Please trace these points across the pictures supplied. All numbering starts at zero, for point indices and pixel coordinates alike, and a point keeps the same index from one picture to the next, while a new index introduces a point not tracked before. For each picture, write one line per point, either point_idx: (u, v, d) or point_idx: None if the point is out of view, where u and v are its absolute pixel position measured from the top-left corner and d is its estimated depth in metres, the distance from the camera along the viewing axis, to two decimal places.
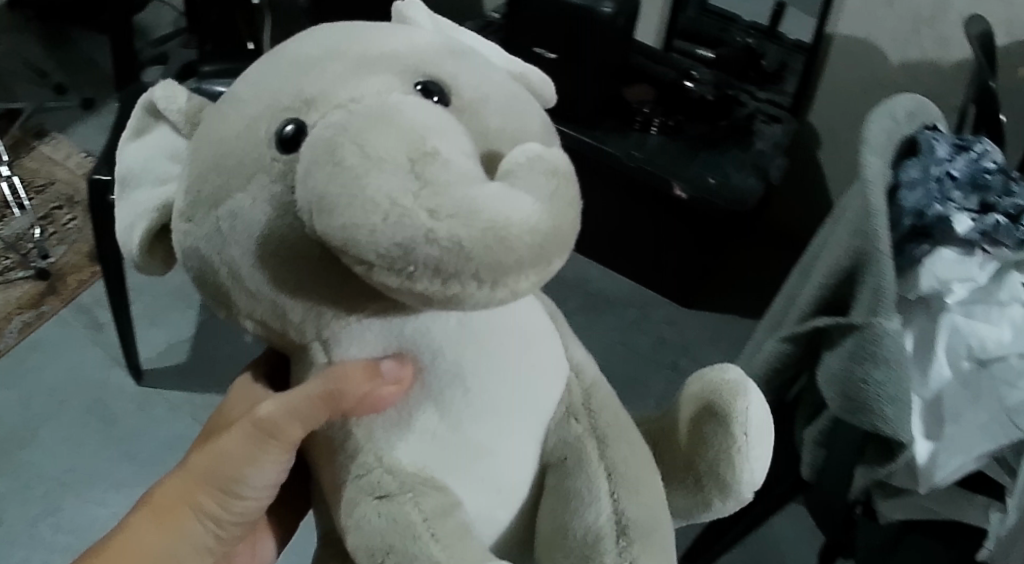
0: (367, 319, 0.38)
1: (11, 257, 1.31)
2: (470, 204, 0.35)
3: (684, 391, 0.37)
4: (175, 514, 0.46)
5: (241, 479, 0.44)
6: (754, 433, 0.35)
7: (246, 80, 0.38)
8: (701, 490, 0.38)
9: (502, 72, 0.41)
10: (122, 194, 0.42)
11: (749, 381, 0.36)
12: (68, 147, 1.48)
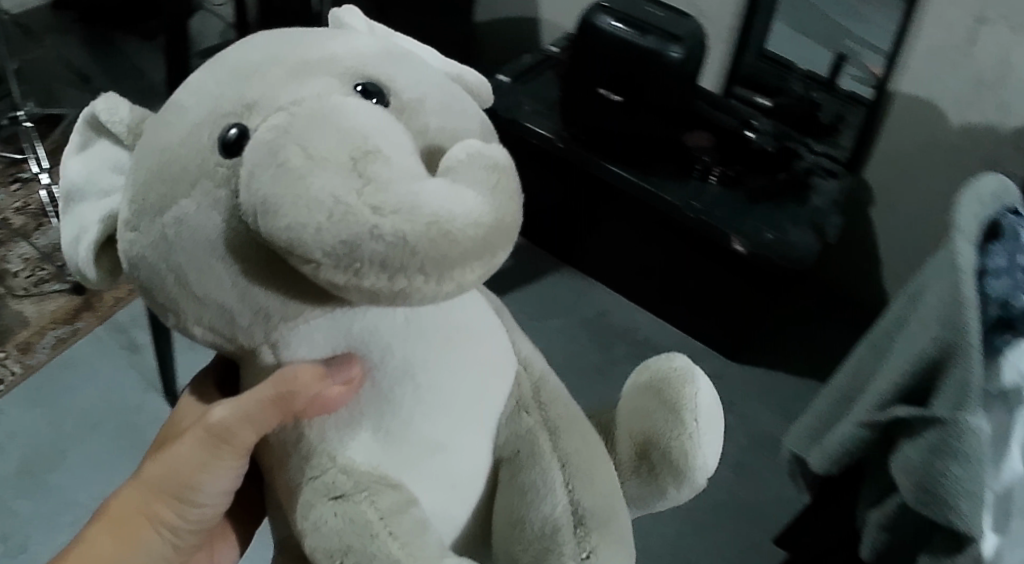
0: (315, 317, 0.38)
1: (47, 269, 1.36)
2: (414, 197, 0.34)
3: (643, 381, 0.47)
4: (128, 527, 0.45)
5: (198, 485, 0.44)
6: (701, 418, 0.44)
7: (196, 88, 0.40)
8: (656, 477, 0.45)
9: (438, 73, 0.42)
10: (71, 206, 0.45)
11: (693, 369, 0.46)
12: None
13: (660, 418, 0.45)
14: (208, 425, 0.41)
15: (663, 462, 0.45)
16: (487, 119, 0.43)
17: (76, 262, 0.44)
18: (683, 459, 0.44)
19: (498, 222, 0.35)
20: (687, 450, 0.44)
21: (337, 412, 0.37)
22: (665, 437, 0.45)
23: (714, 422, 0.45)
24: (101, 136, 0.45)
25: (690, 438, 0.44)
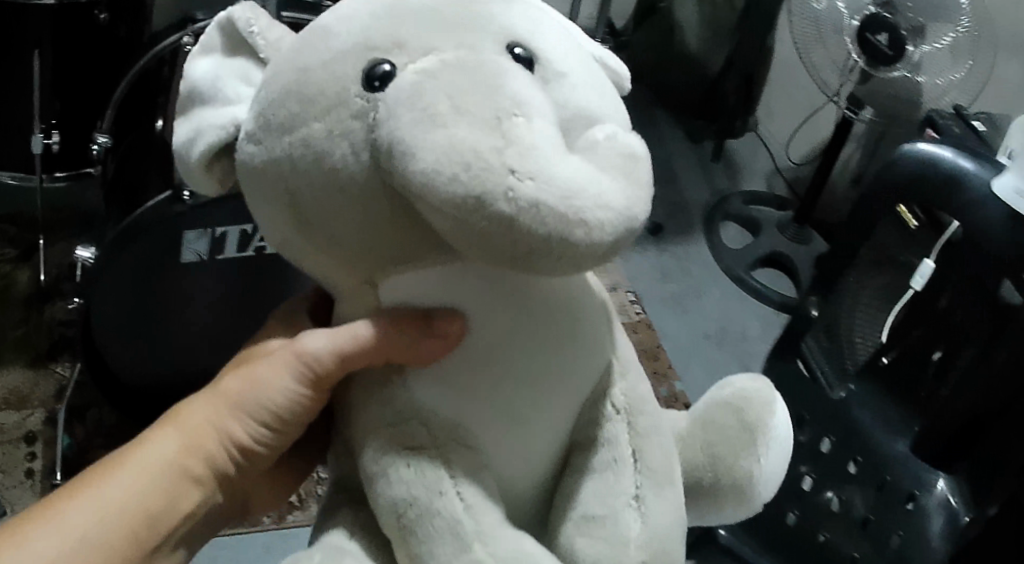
0: (425, 271, 0.38)
1: None
2: (552, 169, 0.33)
3: (722, 396, 0.47)
4: (202, 433, 0.47)
5: (277, 410, 0.46)
6: (774, 445, 0.44)
7: (349, 18, 0.39)
8: (719, 493, 0.45)
9: (586, 56, 0.42)
10: (189, 109, 0.45)
11: (776, 398, 0.46)
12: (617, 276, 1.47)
13: (734, 436, 0.45)
14: (300, 354, 0.44)
15: (724, 475, 0.44)
16: (628, 110, 0.42)
17: (185, 164, 0.44)
18: (746, 478, 0.44)
19: (629, 210, 0.35)
20: (751, 470, 0.44)
21: (433, 365, 0.38)
22: (733, 453, 0.44)
23: (783, 451, 0.46)
24: (232, 47, 0.45)
25: (756, 460, 0.44)
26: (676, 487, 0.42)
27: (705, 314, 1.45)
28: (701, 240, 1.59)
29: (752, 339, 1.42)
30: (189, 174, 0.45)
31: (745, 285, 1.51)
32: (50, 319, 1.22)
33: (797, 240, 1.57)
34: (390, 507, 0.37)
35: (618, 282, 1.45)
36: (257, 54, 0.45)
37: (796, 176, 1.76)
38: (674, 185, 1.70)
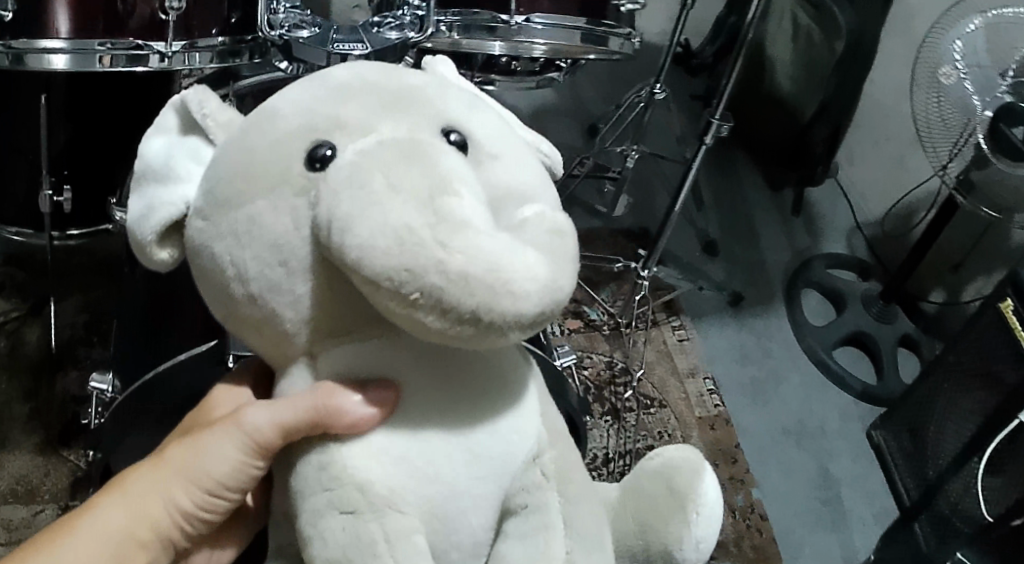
0: (362, 344, 0.41)
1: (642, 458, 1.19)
2: (480, 245, 0.35)
3: (652, 464, 0.49)
4: (142, 500, 0.49)
5: (216, 478, 0.48)
6: (703, 510, 0.46)
7: (295, 101, 0.42)
8: (650, 557, 0.46)
9: (517, 140, 0.46)
10: (142, 185, 0.47)
11: (705, 464, 0.48)
12: (698, 356, 1.34)
13: (663, 503, 0.47)
14: (242, 425, 0.46)
15: (654, 541, 0.46)
16: (557, 191, 0.46)
17: (138, 238, 0.46)
18: (674, 545, 0.46)
19: (555, 283, 0.37)
20: (680, 536, 0.46)
21: (370, 433, 0.40)
22: (663, 520, 0.46)
23: (715, 517, 0.47)
24: (186, 129, 0.48)
25: (686, 527, 0.46)
26: (599, 549, 0.44)
27: (785, 403, 1.32)
28: (784, 314, 1.45)
29: (831, 434, 1.29)
30: (138, 246, 0.47)
31: (827, 371, 1.37)
32: (63, 394, 1.13)
33: (881, 320, 1.43)
34: None
35: (696, 364, 1.33)
36: (209, 136, 0.47)
37: (876, 236, 1.62)
38: (754, 247, 1.58)
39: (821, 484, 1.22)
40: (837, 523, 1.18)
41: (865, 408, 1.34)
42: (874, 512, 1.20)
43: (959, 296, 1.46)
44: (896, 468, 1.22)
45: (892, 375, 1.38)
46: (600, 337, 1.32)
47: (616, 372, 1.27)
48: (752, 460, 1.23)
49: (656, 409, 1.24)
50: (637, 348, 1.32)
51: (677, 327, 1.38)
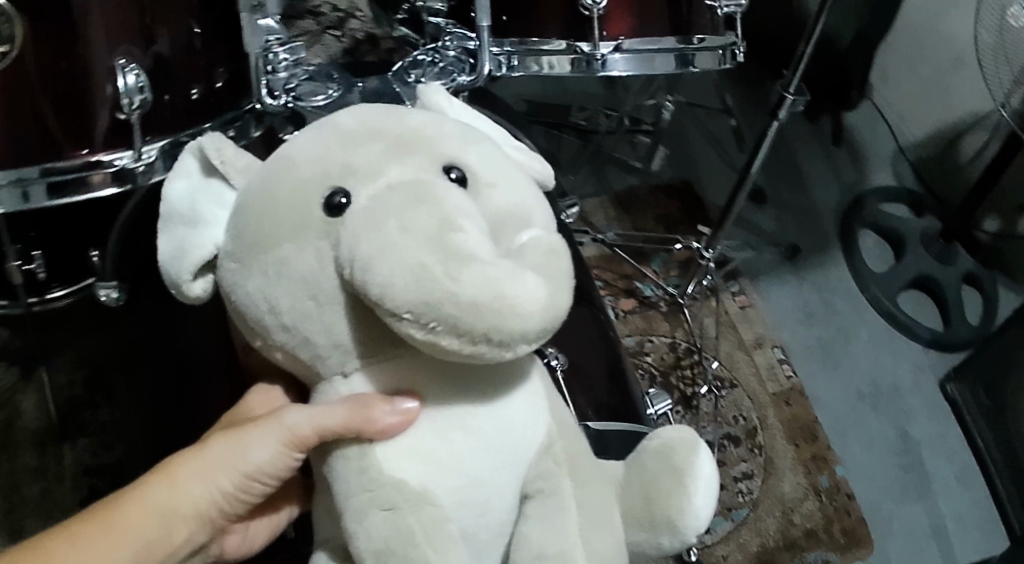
0: (383, 362, 0.47)
1: (745, 451, 1.24)
2: (485, 274, 0.40)
3: (654, 447, 0.55)
4: (187, 479, 0.55)
5: (257, 464, 0.55)
6: (699, 482, 0.52)
7: (310, 149, 0.47)
8: (656, 528, 0.52)
9: (506, 165, 0.52)
10: (169, 227, 0.52)
11: (699, 441, 0.54)
12: (764, 325, 1.40)
13: (666, 480, 0.53)
14: (283, 423, 0.52)
15: (658, 512, 0.52)
16: (552, 212, 0.53)
17: (174, 276, 0.51)
18: (677, 515, 0.52)
19: (556, 301, 0.43)
20: (679, 508, 0.52)
21: (400, 439, 0.46)
22: (666, 494, 0.52)
23: (711, 490, 0.53)
24: (207, 170, 0.53)
25: (687, 499, 0.52)
26: (608, 527, 0.52)
27: (858, 366, 1.37)
28: (842, 261, 1.50)
29: (904, 393, 1.36)
30: (171, 282, 0.52)
31: (893, 321, 1.43)
32: (74, 467, 1.11)
33: (940, 261, 1.48)
34: (374, 559, 0.44)
35: (762, 334, 1.38)
36: (228, 179, 0.52)
37: (922, 156, 1.66)
38: (803, 190, 1.61)
39: (900, 451, 1.29)
40: (921, 492, 1.25)
41: (934, 357, 1.40)
42: (956, 472, 1.27)
43: (1017, 229, 1.52)
44: (974, 425, 1.31)
45: (960, 322, 1.43)
46: (659, 315, 1.37)
47: (680, 353, 1.32)
48: (831, 430, 1.29)
49: (726, 388, 1.30)
50: (706, 324, 1.38)
51: (736, 293, 1.43)
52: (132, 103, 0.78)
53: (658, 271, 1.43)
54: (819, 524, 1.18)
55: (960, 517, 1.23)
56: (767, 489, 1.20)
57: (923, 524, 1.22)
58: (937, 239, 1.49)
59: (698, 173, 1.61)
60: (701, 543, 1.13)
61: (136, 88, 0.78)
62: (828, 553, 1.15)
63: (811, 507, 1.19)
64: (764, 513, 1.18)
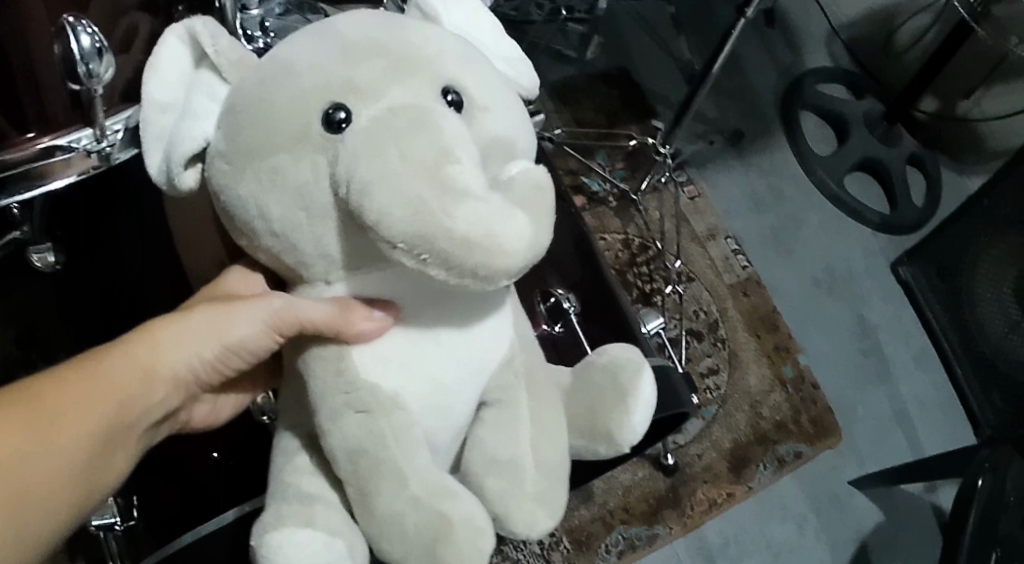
0: (358, 277, 0.51)
1: (710, 348, 1.26)
2: (478, 211, 0.42)
3: (601, 364, 0.61)
4: (172, 342, 0.55)
5: (241, 340, 0.56)
6: (638, 401, 0.59)
7: (308, 59, 0.47)
8: (594, 440, 0.59)
9: (499, 84, 0.53)
10: (162, 117, 0.52)
11: (642, 362, 0.61)
12: (714, 212, 1.39)
13: (608, 398, 0.59)
14: (270, 304, 0.54)
15: (599, 426, 0.59)
16: (536, 139, 0.55)
17: (167, 167, 0.51)
18: (616, 429, 0.58)
19: (539, 240, 0.46)
20: (620, 422, 0.59)
21: (377, 344, 0.51)
22: (607, 408, 0.59)
23: (647, 411, 0.60)
24: (198, 60, 0.52)
25: (624, 415, 0.59)
26: (559, 435, 0.58)
27: (810, 253, 1.40)
28: (784, 144, 1.48)
29: (858, 276, 1.41)
30: (163, 172, 0.53)
31: (840, 206, 1.45)
32: None
33: (885, 142, 1.50)
34: (346, 455, 0.49)
35: (715, 224, 1.37)
36: (219, 71, 0.51)
37: (855, 37, 1.65)
38: (739, 73, 1.55)
39: (861, 335, 1.35)
40: (882, 376, 1.32)
41: (882, 241, 1.46)
42: (912, 355, 1.36)
43: (957, 110, 1.58)
44: (929, 309, 1.38)
45: (905, 202, 1.47)
46: (609, 212, 1.32)
47: (635, 251, 1.30)
48: (790, 320, 1.33)
49: (685, 284, 1.30)
50: (653, 218, 1.35)
51: (685, 184, 1.41)
52: (97, 75, 0.56)
53: (603, 164, 1.37)
54: (787, 416, 1.22)
55: (921, 401, 1.32)
56: (733, 382, 1.24)
57: (887, 408, 1.30)
58: (881, 122, 1.51)
59: (635, 63, 1.49)
60: (675, 444, 1.16)
61: (96, 52, 0.55)
62: (799, 445, 1.20)
63: (777, 399, 1.23)
64: (733, 409, 1.22)
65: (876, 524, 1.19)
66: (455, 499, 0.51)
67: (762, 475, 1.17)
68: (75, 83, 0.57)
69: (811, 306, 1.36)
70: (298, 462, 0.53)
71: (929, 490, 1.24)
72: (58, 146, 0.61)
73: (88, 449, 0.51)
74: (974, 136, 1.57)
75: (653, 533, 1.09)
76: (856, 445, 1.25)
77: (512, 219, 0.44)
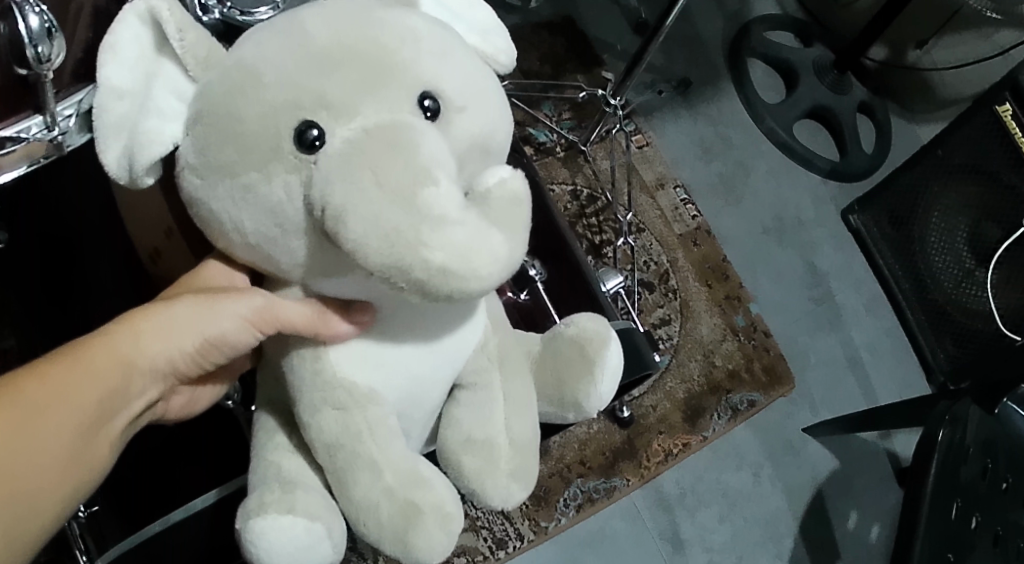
0: (324, 281, 0.49)
1: (666, 302, 1.29)
2: (453, 239, 0.43)
3: (572, 330, 0.61)
4: (157, 333, 0.50)
5: (226, 337, 0.51)
6: (607, 369, 0.59)
7: (277, 65, 0.45)
8: (564, 405, 0.60)
9: (479, 74, 0.51)
10: (114, 116, 0.50)
11: (610, 332, 0.61)
12: (663, 160, 1.40)
13: (578, 366, 0.59)
14: (256, 304, 0.50)
15: (568, 394, 0.59)
16: (513, 134, 0.54)
17: (129, 171, 0.51)
18: (584, 398, 0.59)
19: (512, 257, 0.46)
20: (587, 392, 0.59)
21: (352, 343, 0.51)
22: (576, 378, 0.59)
23: (616, 376, 0.60)
24: (158, 45, 0.49)
25: (593, 384, 0.59)
26: (530, 410, 0.58)
27: (760, 200, 1.44)
28: (733, 93, 1.50)
29: (808, 224, 1.45)
30: (122, 169, 0.51)
31: (790, 153, 1.48)
32: None
33: (835, 89, 1.52)
34: (323, 448, 0.49)
35: (664, 173, 1.38)
36: (184, 68, 0.49)
37: None
38: (686, 19, 1.54)
39: (813, 283, 1.40)
40: (834, 323, 1.37)
41: (833, 188, 1.49)
42: (863, 302, 1.41)
43: (905, 59, 1.63)
44: (880, 251, 1.43)
45: (855, 149, 1.50)
46: (556, 162, 1.31)
47: (584, 202, 1.30)
48: (740, 266, 1.37)
49: (636, 235, 1.32)
50: (603, 167, 1.34)
51: (634, 133, 1.40)
52: (49, 59, 0.50)
53: (549, 115, 1.34)
54: (740, 364, 1.27)
55: (872, 346, 1.38)
56: (686, 332, 1.28)
57: (840, 354, 1.36)
58: (831, 69, 1.53)
59: (580, 10, 1.45)
60: (631, 398, 1.20)
61: (45, 32, 0.49)
62: (752, 393, 1.25)
63: (730, 347, 1.28)
64: (686, 358, 1.26)
65: (831, 470, 1.26)
66: (429, 487, 0.51)
67: (717, 425, 1.22)
68: (24, 68, 0.51)
69: (767, 255, 1.40)
70: (277, 441, 0.52)
71: (885, 437, 1.32)
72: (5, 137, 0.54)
73: (63, 457, 0.46)
74: (925, 84, 1.62)
75: (610, 485, 1.14)
76: (809, 393, 1.31)
77: (489, 238, 0.44)
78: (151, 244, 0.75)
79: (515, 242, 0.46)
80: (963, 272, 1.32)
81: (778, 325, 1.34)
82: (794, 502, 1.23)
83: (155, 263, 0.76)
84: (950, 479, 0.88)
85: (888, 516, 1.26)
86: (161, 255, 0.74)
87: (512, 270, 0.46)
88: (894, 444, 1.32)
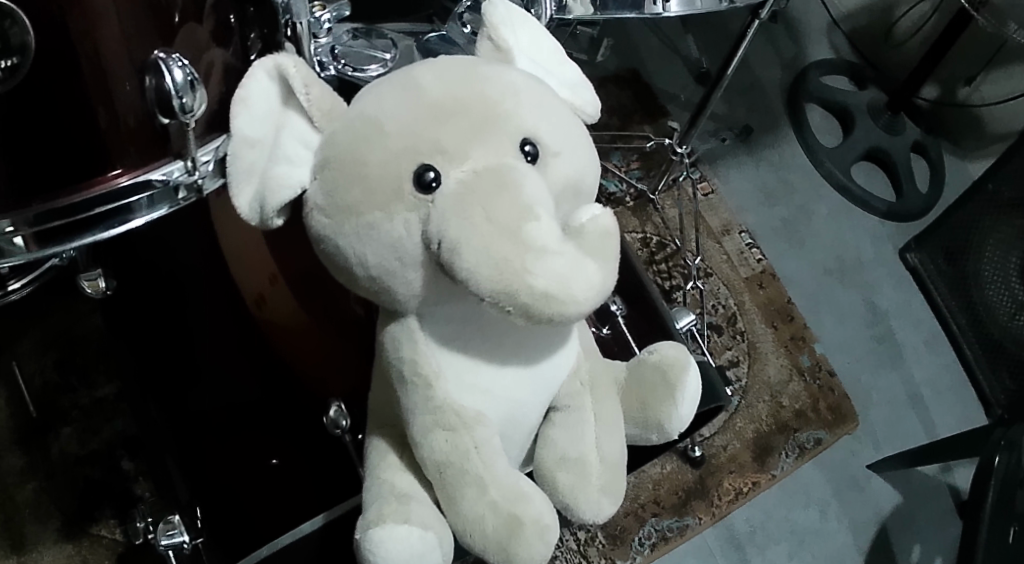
0: (436, 310, 0.54)
1: (735, 345, 1.31)
2: (555, 267, 0.48)
3: (655, 356, 0.65)
4: None
5: None
6: (689, 392, 0.63)
7: (398, 116, 0.51)
8: (647, 427, 0.63)
9: (570, 122, 0.56)
10: (250, 163, 0.56)
11: (689, 358, 0.64)
12: (727, 211, 1.44)
13: (662, 391, 0.63)
14: None
15: (652, 416, 0.63)
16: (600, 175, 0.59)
17: (259, 213, 0.57)
18: (666, 420, 0.62)
19: (605, 284, 0.51)
20: (669, 414, 0.62)
21: (461, 375, 0.54)
22: (659, 402, 0.62)
23: (695, 399, 0.64)
24: (286, 98, 0.56)
25: (675, 407, 0.62)
26: (616, 431, 0.62)
27: (819, 241, 1.46)
28: (793, 137, 1.54)
29: (867, 264, 1.46)
30: (253, 211, 0.57)
31: (849, 195, 1.51)
32: (64, 458, 1.09)
33: (889, 130, 1.55)
34: (434, 467, 0.54)
35: (729, 221, 1.42)
36: (310, 119, 0.55)
37: (855, 27, 1.70)
38: (746, 68, 1.60)
39: (873, 322, 1.41)
40: (894, 360, 1.38)
41: (891, 227, 1.51)
42: (924, 339, 1.41)
43: (956, 96, 1.65)
44: (937, 288, 1.44)
45: (911, 187, 1.53)
46: (626, 212, 1.36)
47: (653, 249, 1.34)
48: (801, 306, 1.39)
49: (704, 279, 1.35)
50: (671, 216, 1.39)
51: (700, 180, 1.45)
52: (191, 110, 0.57)
53: (619, 164, 1.40)
54: (807, 404, 1.28)
55: (934, 383, 1.38)
56: (753, 374, 1.30)
57: (901, 393, 1.36)
58: (885, 110, 1.56)
59: (643, 61, 1.52)
60: (702, 437, 1.22)
61: (188, 85, 0.57)
62: (817, 431, 1.26)
63: (796, 389, 1.29)
64: (754, 400, 1.28)
65: (894, 505, 1.26)
66: (529, 502, 0.54)
67: (785, 463, 1.23)
68: (167, 117, 0.59)
69: (825, 293, 1.41)
70: (389, 459, 0.56)
71: (945, 471, 1.31)
72: (150, 178, 0.63)
73: None
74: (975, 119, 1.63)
75: (683, 524, 1.16)
76: (873, 430, 1.31)
77: (584, 268, 0.49)
78: (257, 290, 0.83)
79: (606, 270, 0.51)
80: (1017, 303, 1.32)
81: (839, 362, 1.35)
82: (859, 539, 1.22)
83: (259, 307, 0.84)
84: (1004, 505, 0.97)
85: (951, 549, 1.24)
86: (267, 300, 0.83)
87: (606, 296, 0.51)
88: (953, 478, 1.31)
